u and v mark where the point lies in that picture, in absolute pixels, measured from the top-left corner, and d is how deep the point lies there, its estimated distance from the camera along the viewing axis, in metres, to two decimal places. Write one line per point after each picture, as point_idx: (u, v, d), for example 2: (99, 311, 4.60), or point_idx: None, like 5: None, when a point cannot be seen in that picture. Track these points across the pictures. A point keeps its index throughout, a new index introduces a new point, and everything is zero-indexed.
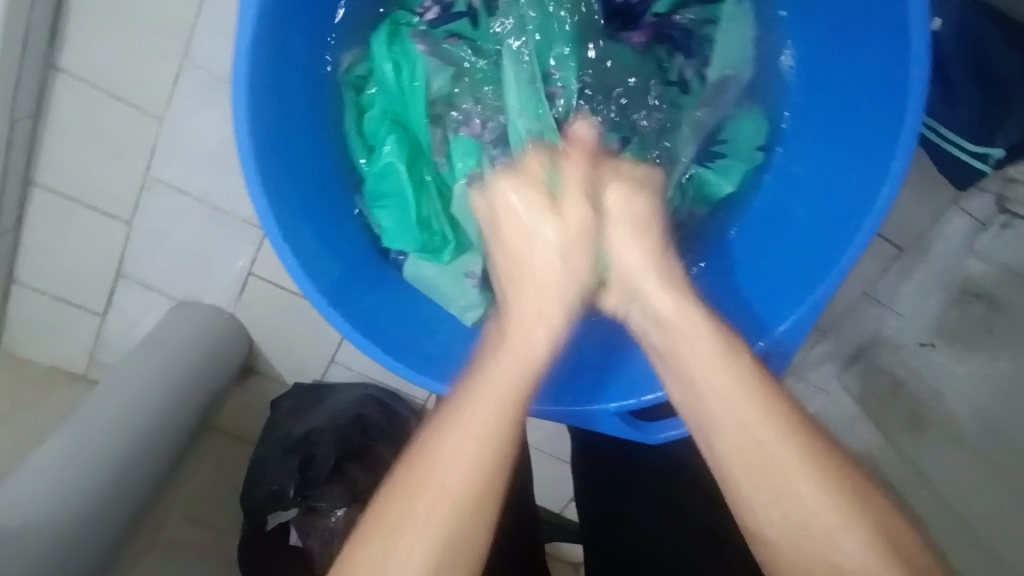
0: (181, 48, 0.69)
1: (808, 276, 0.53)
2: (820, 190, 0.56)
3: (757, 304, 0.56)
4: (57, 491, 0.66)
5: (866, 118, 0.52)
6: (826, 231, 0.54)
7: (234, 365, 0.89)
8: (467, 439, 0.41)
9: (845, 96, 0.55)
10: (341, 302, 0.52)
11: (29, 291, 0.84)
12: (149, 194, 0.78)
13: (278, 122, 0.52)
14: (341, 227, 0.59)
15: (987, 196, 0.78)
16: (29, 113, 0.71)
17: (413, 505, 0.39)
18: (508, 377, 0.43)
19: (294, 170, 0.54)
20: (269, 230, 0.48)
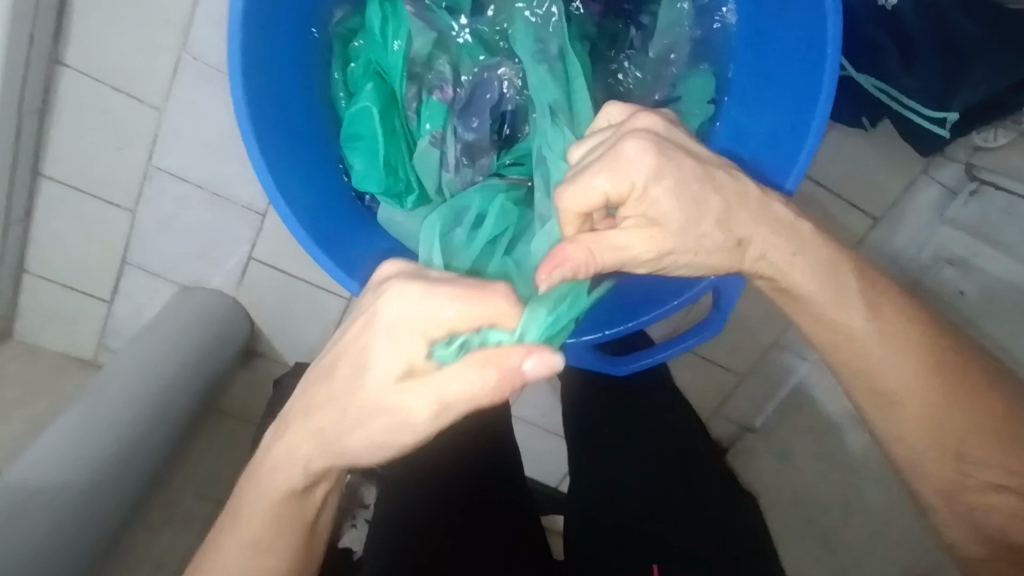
0: (179, 40, 0.73)
1: (787, 150, 0.55)
2: (773, 115, 0.58)
3: (773, 162, 0.56)
4: (69, 467, 0.69)
5: (795, 61, 0.55)
6: (782, 147, 0.56)
7: (237, 348, 0.92)
8: (239, 547, 0.44)
9: (781, 41, 0.57)
10: (330, 247, 0.55)
11: (39, 280, 0.88)
12: (152, 182, 0.81)
13: (270, 70, 0.55)
14: (325, 172, 0.62)
15: (958, 165, 0.82)
16: (37, 107, 0.75)
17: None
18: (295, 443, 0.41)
19: (286, 122, 0.57)
20: (258, 166, 0.51)
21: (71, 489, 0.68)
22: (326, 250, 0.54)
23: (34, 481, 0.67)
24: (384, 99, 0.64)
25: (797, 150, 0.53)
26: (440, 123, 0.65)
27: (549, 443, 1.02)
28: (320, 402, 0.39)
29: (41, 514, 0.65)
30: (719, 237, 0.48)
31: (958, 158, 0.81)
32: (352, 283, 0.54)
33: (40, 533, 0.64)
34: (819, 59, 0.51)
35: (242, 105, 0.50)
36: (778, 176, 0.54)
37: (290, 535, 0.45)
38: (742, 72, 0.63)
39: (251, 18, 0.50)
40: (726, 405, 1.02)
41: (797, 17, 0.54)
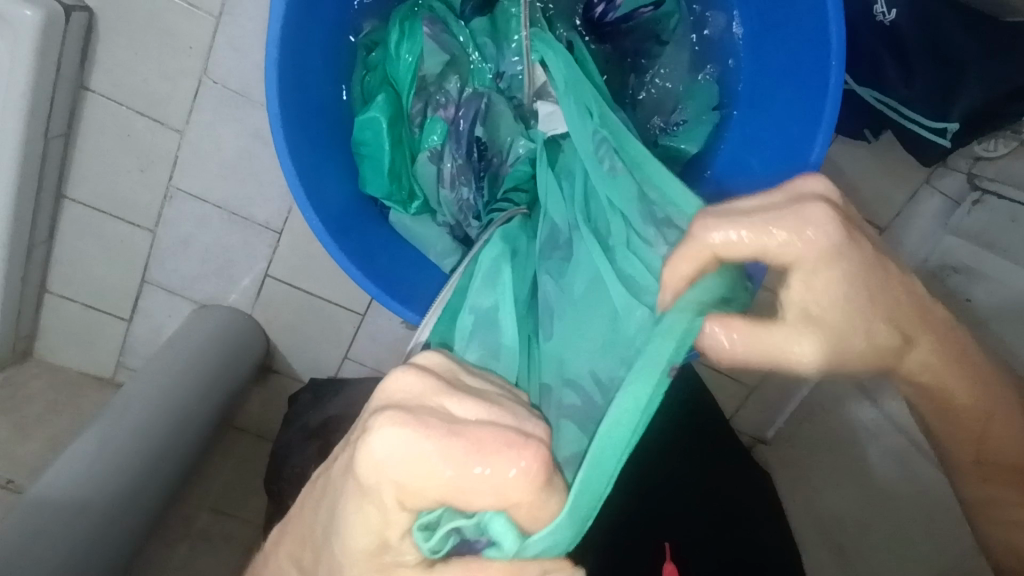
0: (200, 65, 0.75)
1: (786, 164, 0.56)
2: (776, 122, 0.60)
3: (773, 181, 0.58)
4: (90, 482, 0.70)
5: (799, 68, 0.57)
6: (783, 153, 0.57)
7: (253, 364, 0.94)
8: None
9: (781, 50, 0.60)
10: (361, 258, 0.58)
11: (60, 299, 0.90)
12: (172, 203, 0.84)
13: (301, 77, 0.57)
14: (342, 178, 0.64)
15: (959, 175, 0.84)
16: (62, 131, 0.77)
17: None
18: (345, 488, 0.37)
19: (316, 137, 0.59)
20: (287, 168, 0.53)
21: (93, 500, 0.69)
22: (357, 262, 0.56)
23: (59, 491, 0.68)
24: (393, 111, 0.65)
25: (799, 157, 0.55)
26: (440, 140, 0.68)
27: None
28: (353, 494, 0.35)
29: (62, 524, 0.65)
30: (889, 332, 0.37)
31: (959, 168, 0.83)
32: (383, 293, 0.56)
33: (64, 542, 0.64)
34: (822, 70, 0.53)
35: (278, 123, 0.52)
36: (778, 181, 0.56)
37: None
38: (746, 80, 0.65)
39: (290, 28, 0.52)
40: (739, 417, 1.02)
41: (799, 26, 0.56)
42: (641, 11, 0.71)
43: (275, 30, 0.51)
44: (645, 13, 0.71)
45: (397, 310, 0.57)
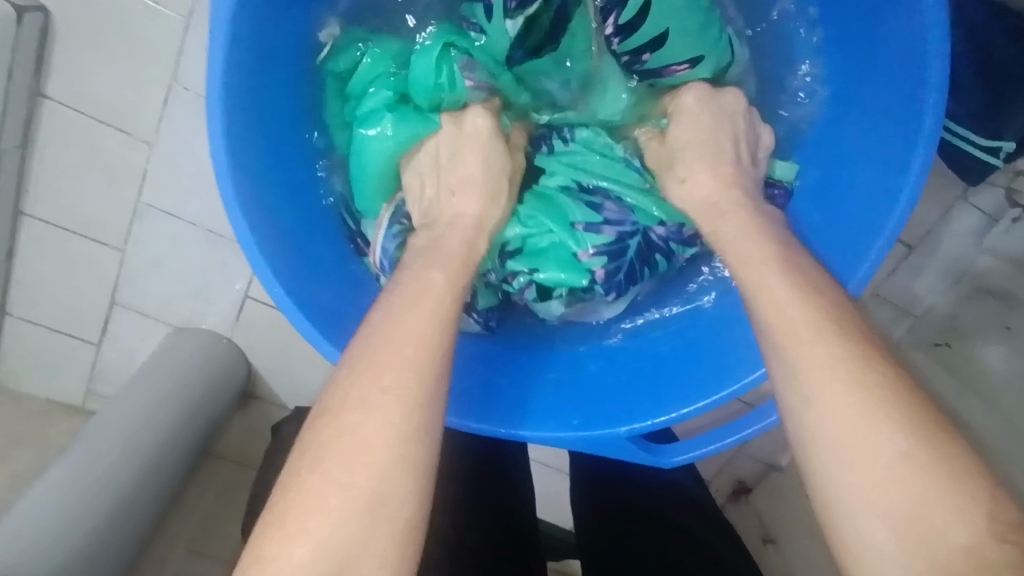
0: (169, 70, 0.68)
1: (886, 197, 0.51)
2: (875, 147, 0.53)
3: (869, 220, 0.52)
4: (55, 529, 0.63)
5: (893, 107, 0.52)
6: (882, 182, 0.52)
7: (235, 391, 0.87)
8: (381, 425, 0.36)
9: (875, 66, 0.53)
10: (329, 325, 0.51)
11: (24, 323, 0.83)
12: (141, 220, 0.77)
13: (258, 96, 0.50)
14: (308, 207, 0.57)
15: (996, 190, 0.76)
16: (18, 143, 0.70)
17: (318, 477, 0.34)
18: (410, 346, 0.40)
19: (277, 183, 0.53)
20: (227, 201, 0.47)
21: (70, 545, 0.62)
22: (327, 331, 0.51)
23: (27, 540, 0.61)
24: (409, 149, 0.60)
25: (889, 208, 0.50)
26: None
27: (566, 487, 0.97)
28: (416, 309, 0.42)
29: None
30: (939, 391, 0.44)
31: (997, 183, 0.75)
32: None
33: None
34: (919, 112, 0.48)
35: (227, 177, 0.46)
36: (868, 232, 0.51)
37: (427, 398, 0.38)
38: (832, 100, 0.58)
39: (239, 35, 0.45)
40: (752, 444, 0.96)
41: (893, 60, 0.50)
42: (674, 69, 0.60)
43: (212, 66, 0.44)
44: (679, 71, 0.60)
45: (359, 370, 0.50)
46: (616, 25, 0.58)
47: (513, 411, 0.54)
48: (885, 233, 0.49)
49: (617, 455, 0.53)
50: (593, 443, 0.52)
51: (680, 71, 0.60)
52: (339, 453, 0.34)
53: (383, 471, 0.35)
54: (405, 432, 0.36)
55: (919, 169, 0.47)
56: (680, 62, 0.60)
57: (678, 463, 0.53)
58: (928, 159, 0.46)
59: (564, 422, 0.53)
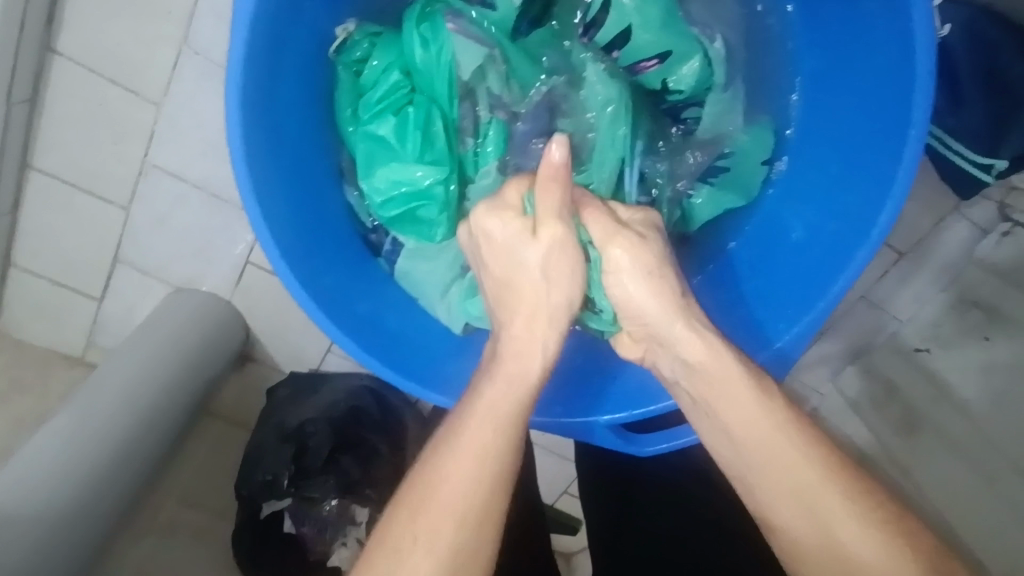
0: (181, 33, 0.68)
1: (845, 234, 0.53)
2: (837, 182, 0.55)
3: (828, 260, 0.53)
4: (53, 479, 0.64)
5: (872, 137, 0.53)
6: (847, 218, 0.53)
7: (233, 353, 0.89)
8: (463, 464, 0.43)
9: (853, 100, 0.55)
10: (341, 318, 0.52)
11: (27, 273, 0.84)
12: (147, 179, 0.77)
13: (272, 83, 0.50)
14: (320, 199, 0.58)
15: (989, 203, 0.78)
16: (27, 96, 0.70)
17: (413, 526, 0.41)
18: (503, 393, 0.45)
19: (284, 160, 0.53)
20: (242, 183, 0.47)
21: (65, 497, 0.64)
22: (322, 306, 0.51)
23: (27, 488, 0.63)
24: (427, 138, 0.59)
25: (859, 236, 0.51)
26: (497, 153, 0.63)
27: (550, 464, 1.00)
28: (514, 377, 0.47)
29: (30, 522, 0.60)
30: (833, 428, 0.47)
31: (992, 197, 0.78)
32: (360, 351, 0.51)
33: (37, 540, 0.60)
34: (901, 137, 0.49)
35: (242, 161, 0.46)
36: (830, 270, 0.53)
37: (513, 431, 0.45)
38: (805, 131, 0.60)
39: (262, 18, 0.45)
40: None
41: (880, 92, 0.52)
42: (643, 66, 0.63)
43: (236, 23, 0.44)
44: (649, 67, 0.63)
45: (369, 363, 0.52)
46: (584, 23, 0.63)
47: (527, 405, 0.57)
48: (847, 273, 0.51)
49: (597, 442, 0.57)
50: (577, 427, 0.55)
51: (650, 68, 0.63)
52: (435, 494, 0.42)
53: (459, 502, 0.42)
54: (487, 463, 0.43)
55: (892, 205, 0.49)
56: (649, 58, 0.62)
57: (651, 452, 0.55)
58: (906, 192, 0.47)
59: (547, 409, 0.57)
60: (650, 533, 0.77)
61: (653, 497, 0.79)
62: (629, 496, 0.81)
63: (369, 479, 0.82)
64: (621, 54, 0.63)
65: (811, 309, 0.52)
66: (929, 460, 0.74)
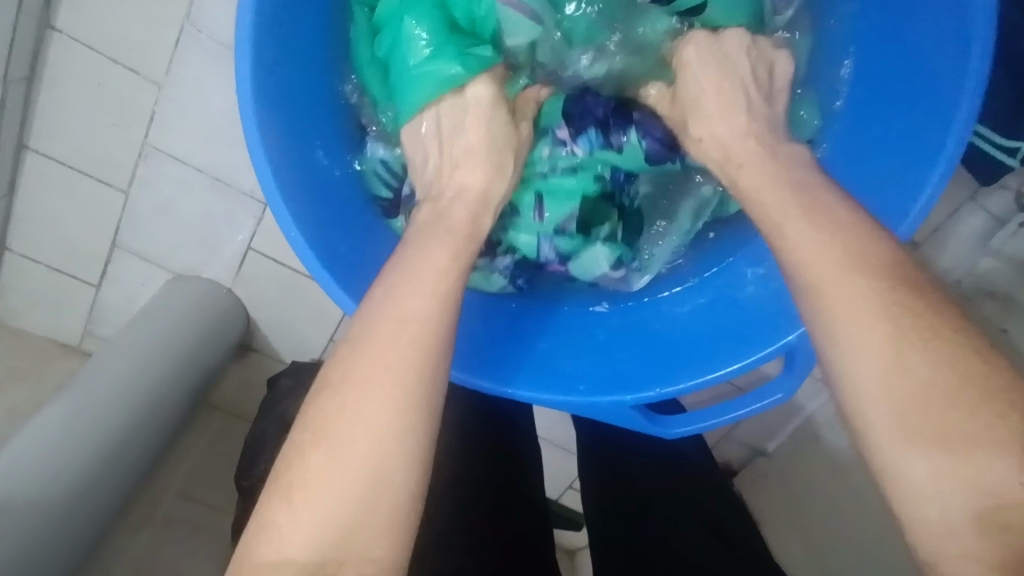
0: (183, 11, 0.66)
1: (924, 132, 0.50)
2: (910, 96, 0.53)
3: (914, 159, 0.50)
4: (48, 469, 0.62)
5: (919, 109, 0.52)
6: (927, 119, 0.51)
7: (234, 342, 0.87)
8: (392, 343, 0.40)
9: (907, 13, 0.53)
10: (346, 277, 0.50)
11: (23, 259, 0.83)
12: (147, 162, 0.76)
13: (282, 38, 0.50)
14: (331, 161, 0.57)
15: (1007, 192, 0.75)
16: (24, 76, 0.68)
17: (338, 415, 0.38)
18: (429, 278, 0.44)
19: (293, 116, 0.52)
20: (251, 138, 0.46)
21: (58, 487, 0.62)
22: (336, 275, 0.49)
23: (23, 476, 0.61)
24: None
25: (936, 147, 0.48)
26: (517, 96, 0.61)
27: (554, 458, 0.99)
28: (430, 254, 0.46)
29: (22, 511, 0.58)
30: None
31: (1009, 185, 0.74)
32: None
33: (29, 531, 0.58)
34: (964, 30, 0.47)
35: (252, 118, 0.46)
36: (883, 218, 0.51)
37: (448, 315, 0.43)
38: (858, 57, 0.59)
39: None
40: (741, 429, 0.98)
41: (931, 64, 0.51)
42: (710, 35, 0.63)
43: None
44: None
45: None
46: None
47: (530, 373, 0.53)
48: (939, 164, 0.47)
49: (619, 421, 0.53)
50: (603, 410, 0.52)
51: None
52: (367, 377, 0.39)
53: (373, 400, 0.38)
54: (424, 344, 0.41)
55: (971, 92, 0.46)
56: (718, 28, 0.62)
57: (681, 435, 0.53)
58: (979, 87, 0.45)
59: (571, 387, 0.52)
60: (658, 530, 0.72)
61: (661, 497, 0.77)
62: (631, 491, 0.78)
63: None
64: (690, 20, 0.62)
65: (915, 201, 0.48)
66: None
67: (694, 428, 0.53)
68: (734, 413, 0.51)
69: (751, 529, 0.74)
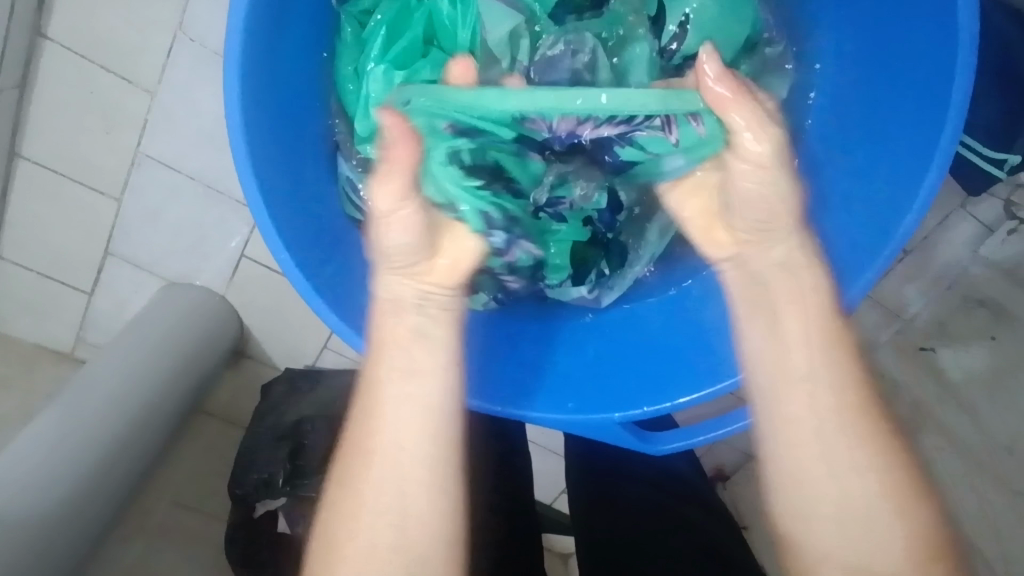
0: (176, 18, 0.66)
1: (893, 176, 0.52)
2: (883, 139, 0.54)
3: (883, 204, 0.52)
4: (39, 480, 0.62)
5: (891, 153, 0.53)
6: (897, 163, 0.52)
7: (227, 349, 0.87)
8: (400, 406, 0.49)
9: (886, 55, 0.54)
10: (334, 296, 0.52)
11: (14, 266, 0.82)
12: (140, 170, 0.76)
13: (271, 59, 0.51)
14: (317, 178, 0.59)
15: (995, 201, 0.76)
16: (16, 83, 0.68)
17: (365, 464, 0.48)
18: (437, 332, 0.52)
19: (281, 130, 0.54)
20: (240, 165, 0.47)
21: (50, 498, 0.62)
22: (323, 295, 0.51)
23: (13, 486, 0.60)
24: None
25: (907, 193, 0.50)
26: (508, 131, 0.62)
27: (547, 463, 0.99)
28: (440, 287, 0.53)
29: (14, 523, 0.58)
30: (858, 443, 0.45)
31: (998, 195, 0.75)
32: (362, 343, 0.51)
33: (20, 541, 0.58)
34: (946, 80, 0.48)
35: (241, 144, 0.47)
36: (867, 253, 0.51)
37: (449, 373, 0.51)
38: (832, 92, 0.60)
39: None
40: None
41: (913, 64, 0.51)
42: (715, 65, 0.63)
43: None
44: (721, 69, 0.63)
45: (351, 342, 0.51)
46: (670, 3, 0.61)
47: (521, 392, 0.54)
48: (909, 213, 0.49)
49: (608, 437, 0.54)
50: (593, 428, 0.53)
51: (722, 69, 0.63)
52: (381, 434, 0.49)
53: (403, 456, 0.48)
54: (426, 405, 0.49)
55: (946, 141, 0.47)
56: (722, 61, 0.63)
57: (669, 450, 0.54)
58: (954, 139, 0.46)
59: (559, 405, 0.53)
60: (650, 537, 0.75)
61: (652, 504, 0.79)
62: (623, 498, 0.80)
63: None
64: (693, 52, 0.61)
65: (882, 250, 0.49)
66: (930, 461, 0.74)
67: (678, 444, 0.54)
68: (702, 434, 0.52)
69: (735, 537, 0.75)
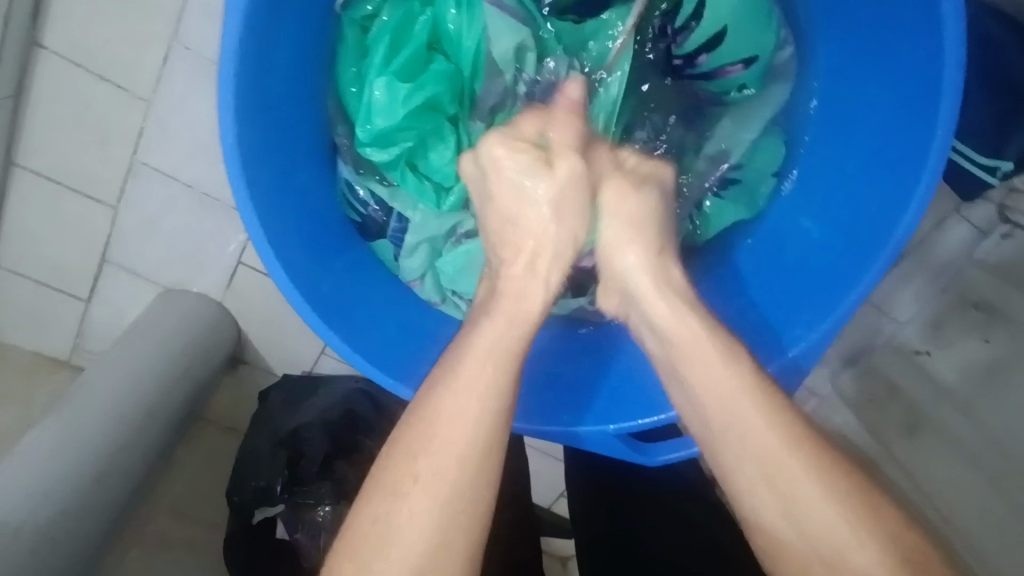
0: (170, 28, 0.67)
1: (874, 214, 0.54)
2: (867, 176, 0.56)
3: (861, 240, 0.54)
4: (35, 488, 0.62)
5: (874, 190, 0.55)
6: (879, 201, 0.54)
7: (225, 355, 0.87)
8: (446, 436, 0.41)
9: (877, 92, 0.56)
10: (322, 304, 0.53)
11: (11, 274, 0.82)
12: (136, 178, 0.76)
13: (267, 68, 0.51)
14: (309, 185, 0.59)
15: (988, 205, 0.76)
16: (11, 92, 0.68)
17: (396, 497, 0.40)
18: (491, 361, 0.45)
19: (274, 141, 0.54)
20: (231, 175, 0.47)
21: (47, 506, 0.62)
22: (308, 300, 0.51)
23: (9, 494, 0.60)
24: (423, 105, 0.61)
25: (886, 230, 0.52)
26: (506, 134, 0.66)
27: (545, 466, 0.99)
28: (506, 312, 0.48)
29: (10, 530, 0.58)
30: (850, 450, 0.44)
31: (991, 198, 0.76)
32: (354, 356, 0.52)
33: (19, 551, 0.58)
34: (930, 122, 0.50)
35: (233, 153, 0.47)
36: (841, 289, 0.53)
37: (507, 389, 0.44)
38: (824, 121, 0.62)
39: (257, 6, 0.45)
40: None
41: (902, 102, 0.53)
42: (726, 70, 0.63)
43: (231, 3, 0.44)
44: (732, 71, 0.63)
45: (341, 354, 0.52)
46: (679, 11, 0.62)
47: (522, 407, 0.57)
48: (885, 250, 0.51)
49: (602, 448, 0.55)
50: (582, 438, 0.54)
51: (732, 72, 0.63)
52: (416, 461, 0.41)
53: (436, 475, 0.40)
54: (474, 428, 0.42)
55: (926, 182, 0.49)
56: (734, 63, 0.63)
57: (660, 462, 0.54)
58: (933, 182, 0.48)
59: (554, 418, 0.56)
60: (643, 544, 0.75)
61: (651, 509, 0.78)
62: (621, 502, 0.80)
63: (363, 484, 0.80)
64: (706, 58, 0.63)
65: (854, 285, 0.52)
66: (928, 462, 0.73)
67: (664, 458, 0.54)
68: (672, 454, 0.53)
69: (735, 542, 0.75)
